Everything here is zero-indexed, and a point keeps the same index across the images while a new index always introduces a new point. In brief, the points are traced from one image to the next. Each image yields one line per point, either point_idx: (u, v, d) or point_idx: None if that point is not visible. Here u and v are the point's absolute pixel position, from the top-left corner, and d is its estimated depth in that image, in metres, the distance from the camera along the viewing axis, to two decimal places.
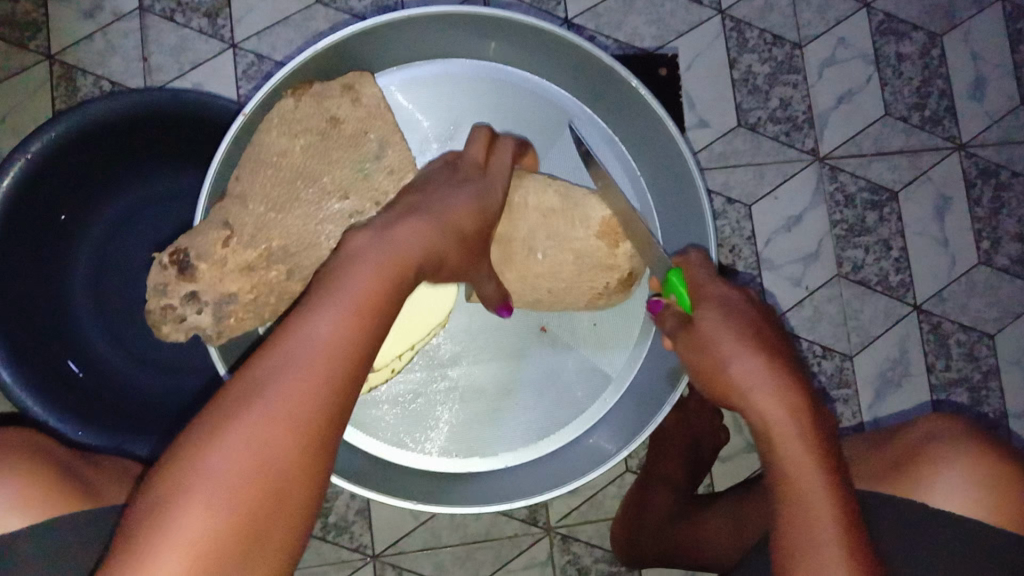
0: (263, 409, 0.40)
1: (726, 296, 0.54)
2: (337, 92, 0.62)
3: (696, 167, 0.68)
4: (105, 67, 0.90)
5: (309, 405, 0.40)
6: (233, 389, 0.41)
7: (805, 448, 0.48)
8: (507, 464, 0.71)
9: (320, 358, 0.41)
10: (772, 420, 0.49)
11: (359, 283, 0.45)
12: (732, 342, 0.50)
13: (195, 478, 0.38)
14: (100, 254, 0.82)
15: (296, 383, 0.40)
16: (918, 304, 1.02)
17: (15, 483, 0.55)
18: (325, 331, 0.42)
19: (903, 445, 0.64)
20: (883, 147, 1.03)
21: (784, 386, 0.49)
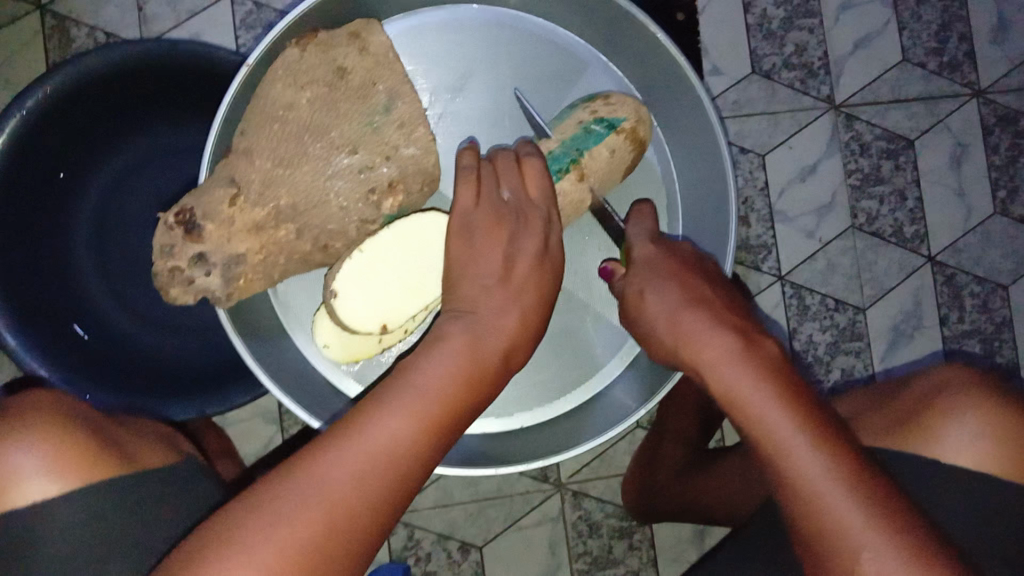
0: (313, 502, 0.41)
1: (649, 257, 0.57)
2: (344, 41, 0.60)
3: (715, 117, 0.66)
4: (98, 16, 0.86)
5: (356, 509, 0.41)
6: (298, 469, 0.42)
7: (767, 392, 0.46)
8: (523, 425, 0.71)
9: (388, 466, 0.43)
10: (728, 376, 0.47)
11: (430, 390, 0.45)
12: (656, 301, 0.53)
13: (259, 533, 0.40)
14: (100, 213, 0.80)
15: (353, 478, 0.42)
16: (932, 255, 1.00)
17: (45, 449, 0.54)
18: (383, 441, 0.43)
19: (911, 398, 0.62)
20: (901, 93, 1.01)
21: (745, 359, 0.47)
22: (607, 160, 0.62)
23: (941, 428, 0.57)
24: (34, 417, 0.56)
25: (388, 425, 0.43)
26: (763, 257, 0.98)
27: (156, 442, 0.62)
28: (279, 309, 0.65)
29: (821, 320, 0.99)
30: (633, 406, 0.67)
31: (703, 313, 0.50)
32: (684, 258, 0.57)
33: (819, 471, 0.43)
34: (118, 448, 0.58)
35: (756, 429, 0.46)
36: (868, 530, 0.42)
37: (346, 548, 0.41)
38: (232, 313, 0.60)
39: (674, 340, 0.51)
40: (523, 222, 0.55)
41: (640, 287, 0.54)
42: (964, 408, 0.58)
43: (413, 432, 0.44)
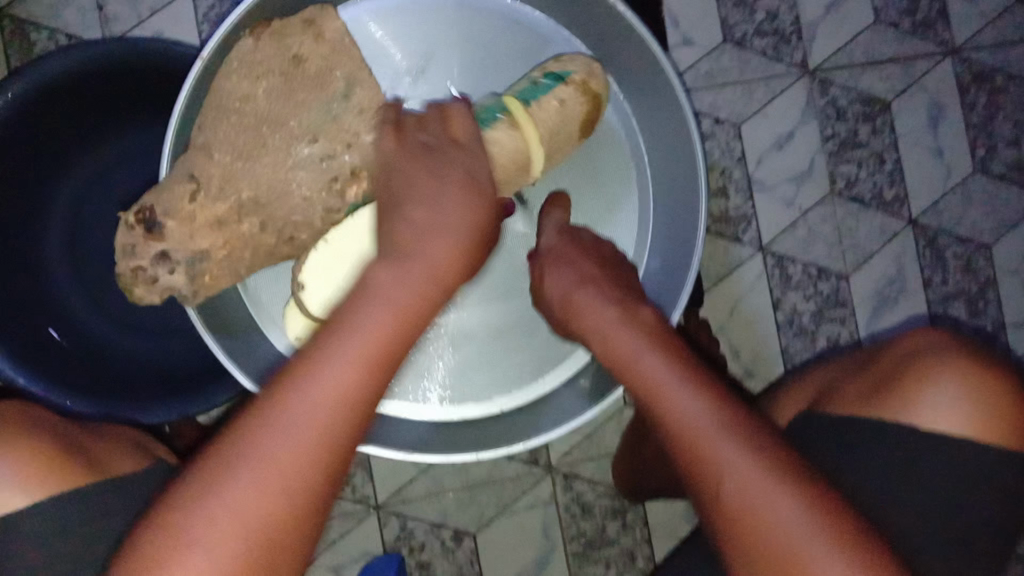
0: (259, 471, 0.40)
1: (557, 241, 0.62)
2: (299, 28, 0.59)
3: (678, 83, 0.65)
4: (58, 19, 0.85)
5: (289, 490, 0.40)
6: (233, 445, 0.41)
7: (653, 351, 0.50)
8: (502, 409, 0.70)
9: (320, 419, 0.41)
10: (612, 339, 0.52)
11: (361, 341, 0.43)
12: (556, 278, 0.58)
13: (198, 523, 0.40)
14: (72, 220, 0.79)
15: (285, 447, 0.40)
16: (913, 218, 1.00)
17: (13, 460, 0.54)
18: (322, 390, 0.41)
19: (889, 363, 0.61)
20: (874, 56, 1.00)
21: (627, 323, 0.53)
22: (556, 110, 0.61)
23: (921, 392, 0.57)
24: (5, 429, 0.56)
25: (325, 378, 0.41)
26: (743, 229, 0.97)
27: (130, 448, 0.62)
28: (249, 304, 0.65)
29: (805, 289, 0.98)
30: (614, 383, 0.66)
31: (590, 287, 0.56)
32: (581, 243, 0.62)
33: (692, 408, 0.46)
34: (89, 457, 0.58)
35: (638, 383, 0.50)
36: (731, 448, 0.45)
37: (294, 519, 0.41)
38: (201, 311, 0.60)
39: (569, 316, 0.57)
40: (444, 201, 0.48)
41: (542, 269, 0.60)
42: (943, 372, 0.58)
43: (334, 400, 0.41)
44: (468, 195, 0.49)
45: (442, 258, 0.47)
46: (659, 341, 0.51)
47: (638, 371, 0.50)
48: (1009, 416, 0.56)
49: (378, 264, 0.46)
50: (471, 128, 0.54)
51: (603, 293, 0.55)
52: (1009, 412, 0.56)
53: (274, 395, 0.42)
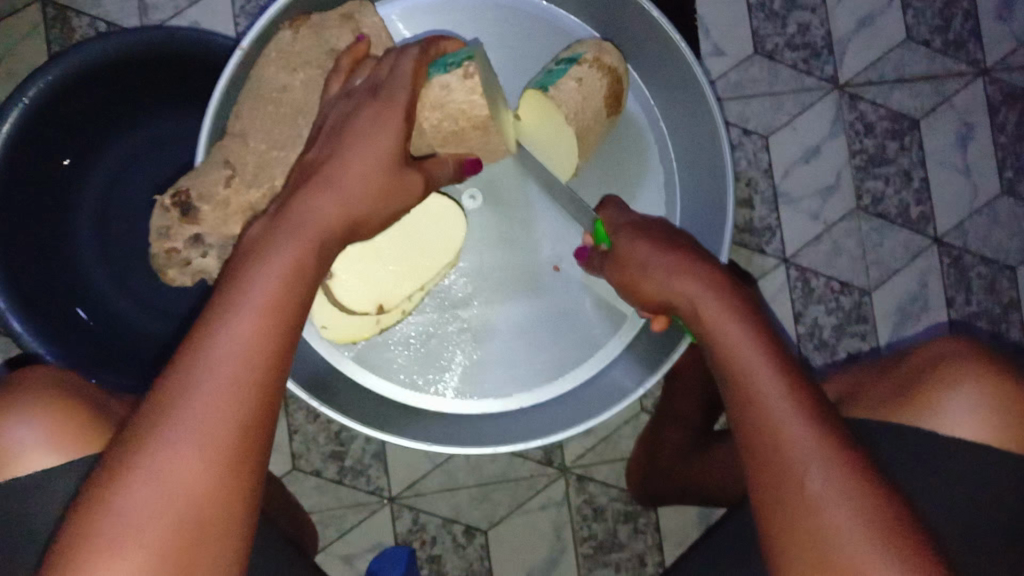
0: (166, 461, 0.38)
1: (639, 220, 0.59)
2: (337, 22, 0.60)
3: (712, 97, 0.65)
4: (98, 6, 0.87)
5: (212, 453, 0.39)
6: (146, 418, 0.39)
7: (744, 325, 0.47)
8: (522, 405, 0.70)
9: (231, 378, 0.40)
10: (707, 308, 0.49)
11: (259, 295, 0.42)
12: (645, 251, 0.55)
13: (121, 498, 0.38)
14: (104, 204, 0.81)
15: (201, 410, 0.39)
16: (938, 236, 0.99)
17: (43, 420, 0.55)
18: (220, 371, 0.40)
19: (907, 372, 0.62)
20: (905, 73, 1.00)
21: (691, 270, 0.51)
22: (577, 88, 0.62)
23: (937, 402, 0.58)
24: (36, 389, 0.57)
25: (227, 337, 0.40)
26: (767, 239, 0.98)
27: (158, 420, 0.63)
28: None
29: (827, 303, 0.98)
30: (635, 385, 0.67)
31: (676, 259, 0.53)
32: (665, 227, 0.58)
33: (785, 398, 0.44)
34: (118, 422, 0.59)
35: (729, 362, 0.47)
36: (803, 421, 0.43)
37: (223, 485, 0.39)
38: None
39: (653, 293, 0.53)
40: (362, 144, 0.50)
41: (632, 242, 0.56)
42: (959, 378, 0.58)
43: (243, 356, 0.40)
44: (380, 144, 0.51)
45: (346, 214, 0.48)
46: (753, 320, 0.48)
47: (733, 345, 0.47)
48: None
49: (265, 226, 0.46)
50: (404, 77, 0.52)
51: (699, 266, 0.52)
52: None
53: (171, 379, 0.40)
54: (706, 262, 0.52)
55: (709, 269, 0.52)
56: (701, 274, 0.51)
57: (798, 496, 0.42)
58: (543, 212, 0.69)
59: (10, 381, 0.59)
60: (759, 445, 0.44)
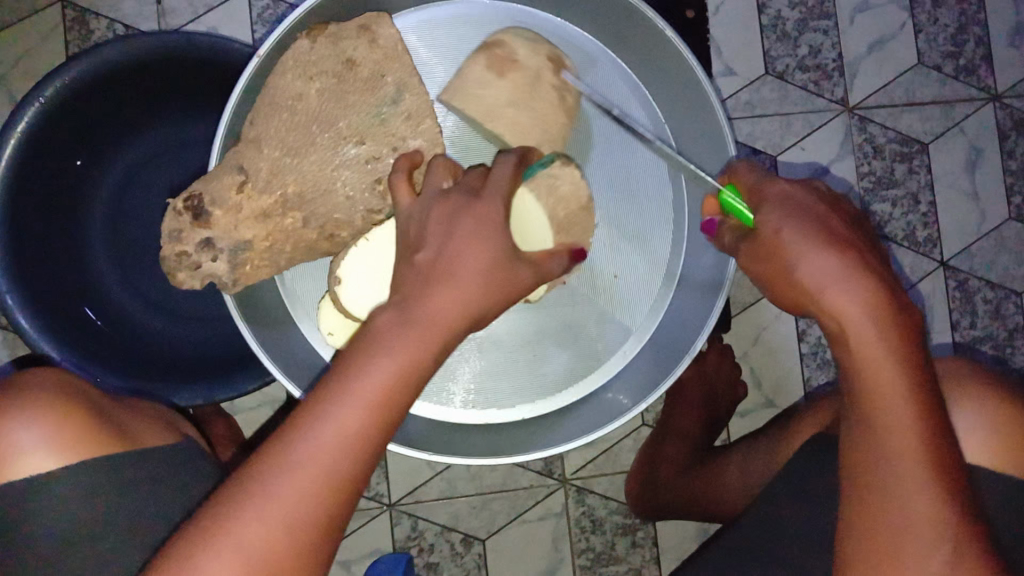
0: (263, 521, 0.43)
1: (789, 189, 0.51)
2: (354, 33, 0.60)
3: (722, 112, 0.66)
4: (117, 9, 0.88)
5: (298, 518, 0.44)
6: (254, 471, 0.45)
7: (901, 366, 0.46)
8: (523, 417, 0.71)
9: (334, 458, 0.44)
10: (857, 333, 0.46)
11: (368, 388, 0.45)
12: (798, 241, 0.47)
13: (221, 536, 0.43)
14: (118, 203, 0.82)
15: (299, 478, 0.44)
16: (944, 260, 1.00)
17: (47, 424, 0.56)
18: (329, 446, 0.44)
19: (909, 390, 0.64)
20: (915, 96, 1.00)
21: (859, 279, 0.46)
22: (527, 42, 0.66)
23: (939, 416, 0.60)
24: (42, 393, 0.58)
25: (331, 420, 0.44)
26: None
27: (160, 425, 0.64)
28: (286, 298, 0.65)
29: None
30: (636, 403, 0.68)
31: (839, 257, 0.47)
32: (822, 205, 0.50)
33: (911, 460, 0.45)
34: (118, 428, 0.59)
35: (868, 400, 0.46)
36: (920, 498, 0.45)
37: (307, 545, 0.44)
38: (239, 300, 0.61)
39: (802, 289, 0.47)
40: (471, 238, 0.47)
41: (776, 224, 0.48)
42: (958, 392, 0.60)
43: (340, 444, 0.44)
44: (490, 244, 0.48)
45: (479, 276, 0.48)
46: (910, 357, 0.46)
47: (881, 392, 0.46)
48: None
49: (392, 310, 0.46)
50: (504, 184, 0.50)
51: (862, 266, 0.47)
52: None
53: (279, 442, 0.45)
54: (871, 265, 0.47)
55: (872, 273, 0.47)
56: (869, 288, 0.46)
57: (887, 544, 0.46)
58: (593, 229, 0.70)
59: (17, 380, 0.60)
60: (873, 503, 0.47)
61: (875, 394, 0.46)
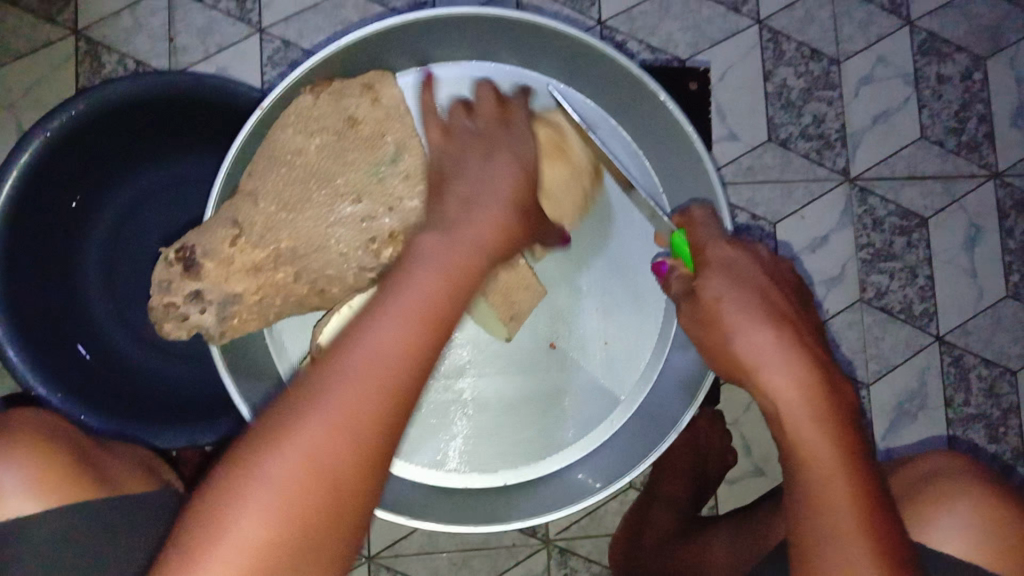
0: (246, 521, 0.39)
1: (732, 257, 0.53)
2: (357, 92, 0.61)
3: (721, 187, 0.66)
4: (130, 45, 0.89)
5: (353, 431, 0.41)
6: (299, 392, 0.42)
7: (830, 438, 0.46)
8: (506, 482, 0.70)
9: (384, 372, 0.42)
10: (786, 411, 0.47)
11: (416, 302, 0.44)
12: (739, 316, 0.50)
13: (271, 454, 0.40)
14: (114, 237, 0.81)
15: (349, 392, 0.41)
16: (940, 335, 0.99)
17: (30, 466, 0.55)
18: (360, 387, 0.41)
19: (907, 481, 0.65)
20: (916, 170, 1.01)
21: (785, 349, 0.48)
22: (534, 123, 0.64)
23: (938, 510, 0.60)
24: (25, 437, 0.57)
25: (380, 336, 0.43)
26: None
27: (140, 470, 0.63)
28: (274, 350, 0.64)
29: None
30: (614, 479, 0.67)
31: (774, 336, 0.49)
32: (759, 273, 0.52)
33: (856, 538, 0.44)
34: (98, 471, 0.59)
35: (801, 484, 0.46)
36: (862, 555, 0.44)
37: (355, 470, 0.41)
38: (226, 353, 0.60)
39: (742, 367, 0.49)
40: (494, 175, 0.53)
41: (717, 293, 0.51)
42: (956, 489, 0.61)
43: (391, 356, 0.42)
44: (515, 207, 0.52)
45: (478, 262, 0.49)
46: (840, 435, 0.46)
47: (818, 469, 0.46)
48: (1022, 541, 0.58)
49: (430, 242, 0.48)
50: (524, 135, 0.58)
51: (796, 345, 0.48)
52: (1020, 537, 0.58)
53: (265, 432, 0.41)
54: (806, 346, 0.49)
55: (804, 349, 0.49)
56: (800, 369, 0.47)
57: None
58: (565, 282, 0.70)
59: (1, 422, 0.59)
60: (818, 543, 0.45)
61: (810, 462, 0.46)
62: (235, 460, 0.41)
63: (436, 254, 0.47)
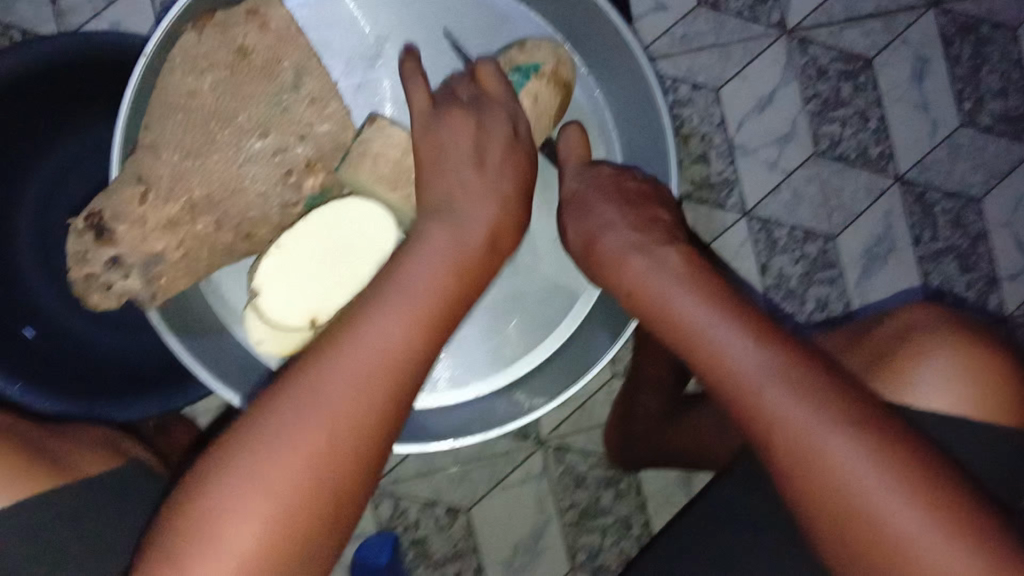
0: (245, 524, 0.39)
1: (587, 188, 0.62)
2: (242, 19, 0.56)
3: (645, 60, 0.64)
4: (12, 14, 0.83)
5: (350, 428, 0.41)
6: (290, 391, 0.42)
7: (708, 310, 0.49)
8: (479, 394, 0.71)
9: (387, 368, 0.43)
10: (671, 313, 0.51)
11: (411, 297, 0.46)
12: (608, 228, 0.58)
13: (262, 448, 0.40)
14: (42, 219, 0.78)
15: (342, 392, 0.41)
16: (900, 175, 0.98)
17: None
18: (350, 378, 0.42)
19: (882, 337, 0.61)
20: (855, 11, 0.97)
21: (649, 263, 0.54)
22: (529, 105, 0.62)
23: (918, 363, 0.57)
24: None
25: (375, 336, 0.43)
26: (726, 195, 0.95)
27: (102, 447, 0.60)
28: (215, 304, 0.64)
29: (791, 252, 0.96)
30: (582, 372, 0.68)
31: (644, 257, 0.55)
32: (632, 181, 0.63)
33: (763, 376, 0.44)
34: (52, 456, 0.55)
35: (726, 382, 0.46)
36: (781, 391, 0.43)
37: (352, 469, 0.41)
38: (165, 315, 0.59)
39: (649, 305, 0.53)
40: (455, 132, 0.55)
41: (579, 222, 0.60)
42: (936, 342, 0.58)
43: (389, 359, 0.43)
44: (509, 136, 0.57)
45: (477, 241, 0.51)
46: (717, 303, 0.49)
47: (698, 347, 0.48)
48: (1008, 392, 0.56)
49: (433, 228, 0.50)
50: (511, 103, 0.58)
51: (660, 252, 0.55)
52: (1008, 389, 0.56)
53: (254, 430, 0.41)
54: (694, 265, 0.54)
55: (665, 261, 0.54)
56: (657, 274, 0.53)
57: (814, 463, 0.42)
58: None
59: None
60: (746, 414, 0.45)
61: (713, 346, 0.47)
62: (223, 456, 0.41)
63: (435, 245, 0.49)
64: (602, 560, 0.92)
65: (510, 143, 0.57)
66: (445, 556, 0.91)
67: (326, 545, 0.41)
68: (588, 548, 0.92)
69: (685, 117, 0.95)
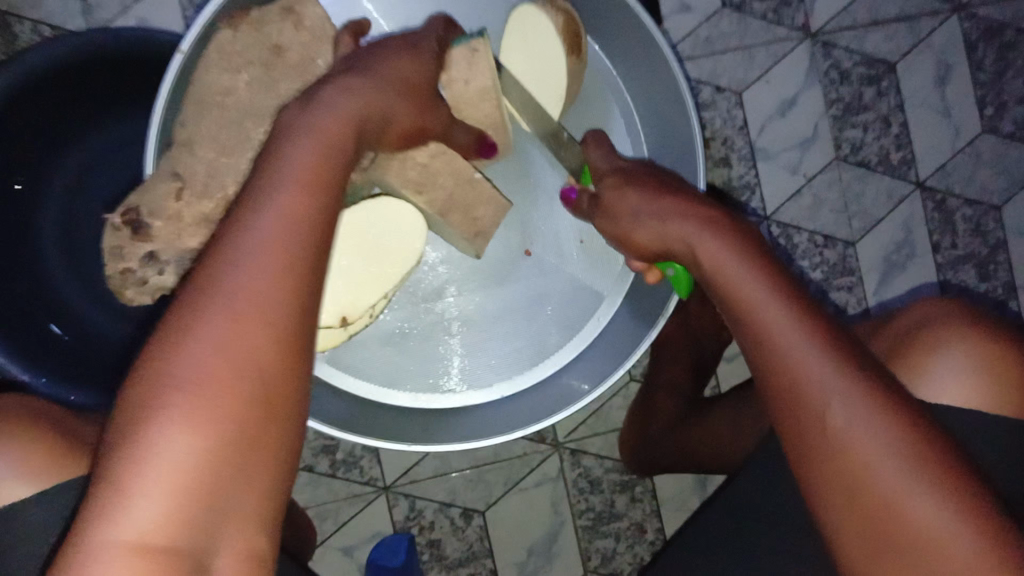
0: (177, 440, 0.33)
1: (620, 169, 0.58)
2: (277, 16, 0.57)
3: (675, 59, 0.64)
4: (41, 9, 0.83)
5: (267, 319, 0.36)
6: (189, 298, 0.36)
7: (750, 268, 0.45)
8: (503, 394, 0.71)
9: (291, 243, 0.37)
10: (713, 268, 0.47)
11: (296, 171, 0.40)
12: (632, 198, 0.54)
13: (179, 362, 0.34)
14: (66, 213, 0.79)
15: (251, 280, 0.36)
16: (921, 181, 0.98)
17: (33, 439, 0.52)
18: (257, 266, 0.36)
19: (898, 331, 0.61)
20: (878, 15, 0.97)
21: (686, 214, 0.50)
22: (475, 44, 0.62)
23: (929, 356, 0.56)
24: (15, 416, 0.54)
25: (266, 218, 0.37)
26: (746, 198, 0.96)
27: None
28: None
29: (811, 257, 0.96)
30: (609, 373, 0.67)
31: (676, 208, 0.51)
32: (654, 169, 0.60)
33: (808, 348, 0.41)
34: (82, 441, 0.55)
35: (766, 352, 0.42)
36: (827, 368, 0.40)
37: (279, 360, 0.36)
38: None
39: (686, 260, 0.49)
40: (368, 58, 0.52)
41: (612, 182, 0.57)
42: (949, 335, 0.56)
43: (290, 234, 0.38)
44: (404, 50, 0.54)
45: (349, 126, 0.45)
46: (757, 261, 0.46)
47: (744, 305, 0.44)
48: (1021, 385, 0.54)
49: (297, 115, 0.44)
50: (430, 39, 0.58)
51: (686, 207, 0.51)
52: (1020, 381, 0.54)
53: (160, 349, 0.34)
54: (720, 220, 0.49)
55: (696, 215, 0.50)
56: (690, 227, 0.49)
57: (845, 450, 0.39)
58: (535, 193, 0.70)
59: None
60: (782, 385, 0.41)
61: (756, 309, 0.43)
62: (136, 387, 0.34)
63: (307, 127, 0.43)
64: (616, 564, 0.93)
65: (415, 65, 0.53)
66: (459, 558, 0.91)
67: (274, 457, 0.36)
68: (602, 552, 0.92)
69: (707, 119, 0.95)
